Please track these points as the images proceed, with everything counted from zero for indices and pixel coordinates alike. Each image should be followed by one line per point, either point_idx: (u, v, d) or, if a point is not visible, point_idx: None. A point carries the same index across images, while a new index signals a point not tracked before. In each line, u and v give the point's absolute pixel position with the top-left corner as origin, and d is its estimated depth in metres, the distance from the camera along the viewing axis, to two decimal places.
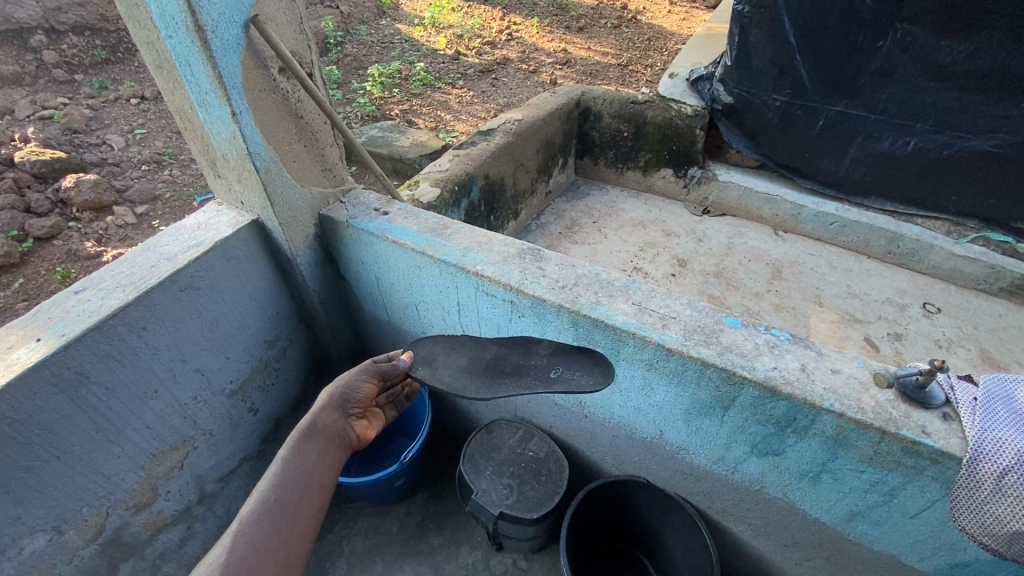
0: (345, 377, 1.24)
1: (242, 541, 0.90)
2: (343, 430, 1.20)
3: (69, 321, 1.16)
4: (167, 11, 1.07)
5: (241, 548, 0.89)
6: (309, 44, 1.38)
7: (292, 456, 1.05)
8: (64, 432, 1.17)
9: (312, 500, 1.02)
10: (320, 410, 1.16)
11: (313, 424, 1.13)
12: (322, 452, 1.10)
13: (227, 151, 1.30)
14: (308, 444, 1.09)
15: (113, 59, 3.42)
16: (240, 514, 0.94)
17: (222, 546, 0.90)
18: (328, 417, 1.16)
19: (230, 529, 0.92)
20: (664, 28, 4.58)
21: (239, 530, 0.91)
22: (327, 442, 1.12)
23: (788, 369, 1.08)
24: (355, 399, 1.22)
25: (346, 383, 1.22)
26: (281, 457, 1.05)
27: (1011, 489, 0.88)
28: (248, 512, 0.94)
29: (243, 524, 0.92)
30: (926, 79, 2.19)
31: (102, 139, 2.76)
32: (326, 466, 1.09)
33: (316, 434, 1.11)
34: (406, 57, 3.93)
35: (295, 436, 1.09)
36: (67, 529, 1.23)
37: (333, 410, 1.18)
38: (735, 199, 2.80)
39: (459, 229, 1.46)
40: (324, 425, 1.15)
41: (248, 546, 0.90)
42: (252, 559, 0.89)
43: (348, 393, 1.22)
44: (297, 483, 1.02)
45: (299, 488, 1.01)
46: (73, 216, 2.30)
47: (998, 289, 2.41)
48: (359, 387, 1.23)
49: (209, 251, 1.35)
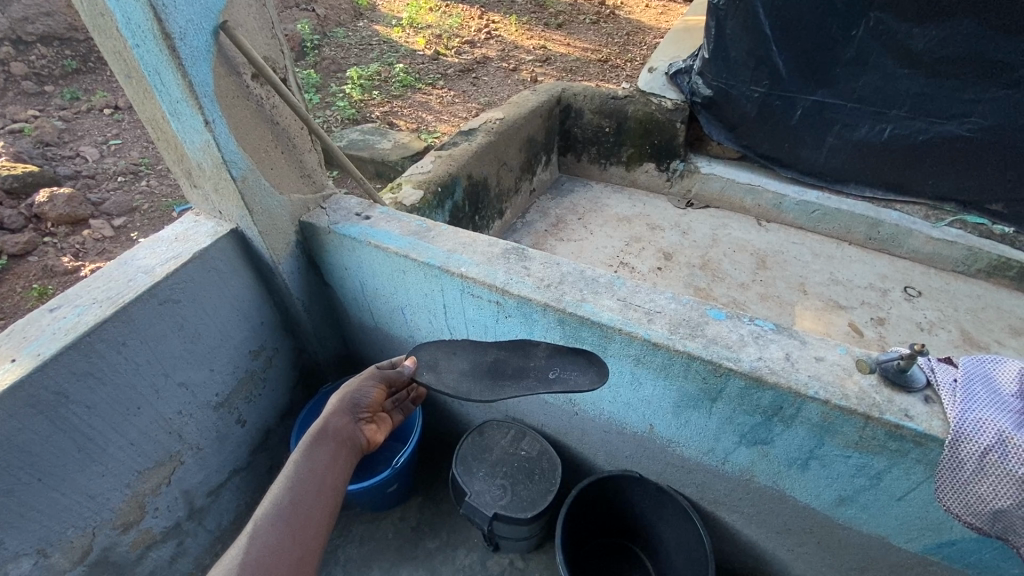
0: (352, 382, 1.23)
1: (257, 543, 0.89)
2: (354, 434, 1.16)
3: (44, 339, 1.14)
4: (132, 19, 1.05)
5: (258, 549, 0.88)
6: (282, 49, 1.36)
7: (304, 459, 1.03)
8: (45, 453, 1.15)
9: (326, 502, 1.00)
10: (330, 414, 1.14)
11: (325, 428, 1.11)
12: (333, 456, 1.07)
13: (201, 159, 1.28)
14: (320, 447, 1.07)
15: (84, 69, 3.35)
16: (253, 516, 0.93)
17: (240, 545, 0.89)
18: (339, 421, 1.14)
19: (247, 530, 0.91)
20: (643, 22, 4.60)
21: (254, 531, 0.90)
22: (338, 445, 1.10)
23: (772, 359, 1.09)
24: (364, 404, 1.20)
25: (354, 388, 1.21)
26: (294, 461, 1.03)
27: (992, 468, 0.91)
28: (262, 513, 0.93)
29: (258, 524, 0.92)
30: (898, 65, 2.23)
31: (75, 151, 2.71)
32: (339, 468, 1.07)
33: (327, 438, 1.09)
34: (385, 58, 3.89)
35: (306, 440, 1.07)
36: (52, 553, 1.22)
37: (343, 415, 1.16)
38: (717, 190, 2.82)
39: (442, 231, 1.46)
40: (336, 428, 1.12)
41: (263, 547, 0.89)
42: (269, 559, 0.88)
43: (357, 398, 1.19)
44: (311, 486, 1.00)
45: (312, 490, 0.99)
46: (48, 231, 2.26)
47: (976, 270, 2.46)
48: (366, 392, 1.21)
49: (188, 262, 1.33)
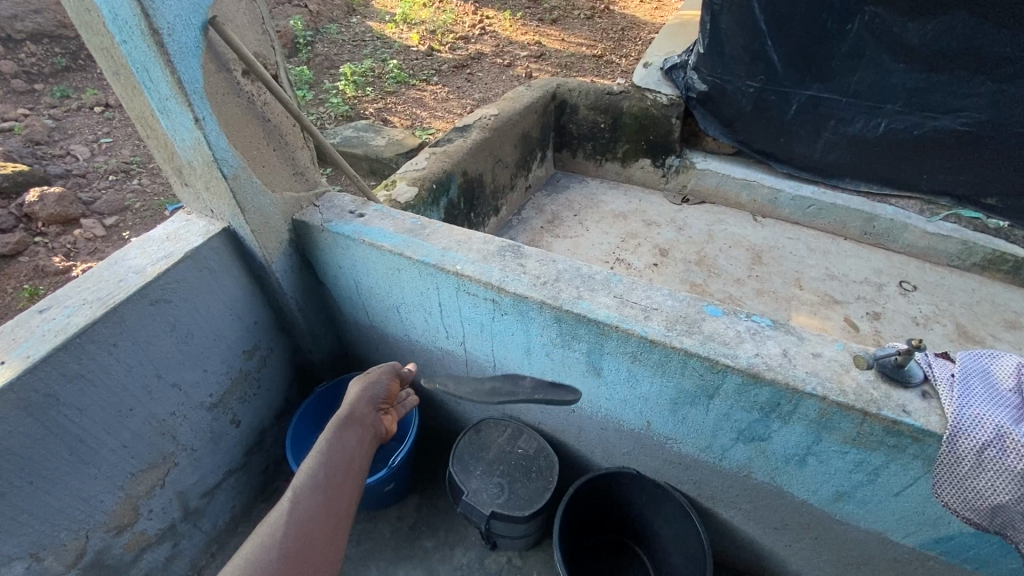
0: (370, 376, 1.24)
1: (296, 510, 0.88)
2: (376, 422, 1.16)
3: (34, 341, 1.12)
4: (120, 15, 1.03)
5: (297, 516, 0.87)
6: (273, 45, 1.35)
7: (335, 438, 1.03)
8: (37, 457, 1.13)
9: (357, 478, 0.99)
10: (355, 401, 1.15)
11: (352, 413, 1.11)
12: (360, 439, 1.08)
13: (192, 157, 1.26)
14: (348, 429, 1.07)
15: (75, 67, 3.31)
16: (290, 485, 0.92)
17: (278, 513, 0.87)
18: (363, 408, 1.14)
19: (284, 498, 0.89)
20: (638, 18, 4.58)
21: (293, 499, 0.89)
22: (364, 429, 1.10)
23: (769, 355, 1.08)
24: (383, 396, 1.21)
25: (373, 380, 1.22)
26: (325, 439, 1.03)
27: (990, 463, 0.91)
28: (299, 484, 0.92)
29: (297, 492, 0.91)
30: (894, 60, 2.22)
31: (66, 150, 2.68)
32: (365, 451, 1.07)
33: (354, 422, 1.09)
34: (379, 54, 3.86)
35: (335, 422, 1.07)
36: (45, 556, 1.21)
37: (367, 402, 1.16)
38: (713, 185, 2.81)
39: (437, 229, 1.45)
40: (362, 415, 1.13)
41: (302, 514, 0.88)
42: (307, 526, 0.87)
43: (378, 390, 1.21)
44: (342, 462, 1.00)
45: (343, 467, 0.99)
46: (38, 231, 2.23)
47: (970, 264, 2.46)
48: (385, 384, 1.23)
49: (180, 262, 1.31)
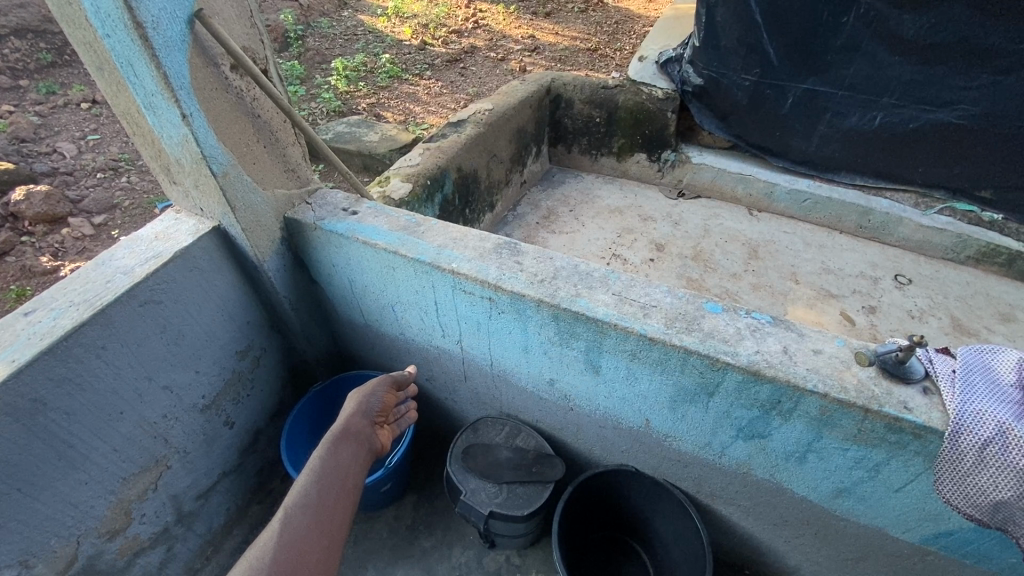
0: (366, 388, 1.24)
1: (287, 530, 0.87)
2: (371, 436, 1.16)
3: (18, 346, 1.09)
4: (102, 8, 1.00)
5: (289, 535, 0.86)
6: (261, 39, 1.32)
7: (328, 455, 1.03)
8: (24, 463, 1.11)
9: (350, 496, 0.99)
10: (350, 416, 1.15)
11: (346, 428, 1.11)
12: (355, 454, 1.07)
13: (180, 155, 1.23)
14: (342, 445, 1.06)
15: (60, 63, 3.24)
16: (282, 505, 0.91)
17: (269, 534, 0.86)
18: (358, 422, 1.14)
19: (276, 518, 0.89)
20: (631, 11, 4.55)
21: (284, 519, 0.89)
22: (359, 444, 1.10)
23: (770, 352, 1.07)
24: (377, 409, 1.21)
25: (368, 393, 1.22)
26: (318, 457, 1.02)
27: (992, 459, 0.90)
28: (289, 505, 0.91)
29: (288, 513, 0.90)
30: (890, 52, 2.21)
31: (52, 147, 2.63)
32: (360, 467, 1.06)
33: (349, 437, 1.09)
34: (371, 49, 3.82)
35: (329, 438, 1.07)
36: (35, 563, 1.18)
37: (362, 416, 1.17)
38: (709, 180, 2.80)
39: (431, 226, 1.42)
40: (356, 429, 1.12)
41: (293, 534, 0.87)
42: (299, 546, 0.86)
43: (371, 403, 1.21)
44: (335, 479, 0.99)
45: (336, 484, 0.98)
46: (25, 231, 2.19)
47: (965, 257, 2.47)
48: (380, 397, 1.24)
49: (169, 262, 1.28)
